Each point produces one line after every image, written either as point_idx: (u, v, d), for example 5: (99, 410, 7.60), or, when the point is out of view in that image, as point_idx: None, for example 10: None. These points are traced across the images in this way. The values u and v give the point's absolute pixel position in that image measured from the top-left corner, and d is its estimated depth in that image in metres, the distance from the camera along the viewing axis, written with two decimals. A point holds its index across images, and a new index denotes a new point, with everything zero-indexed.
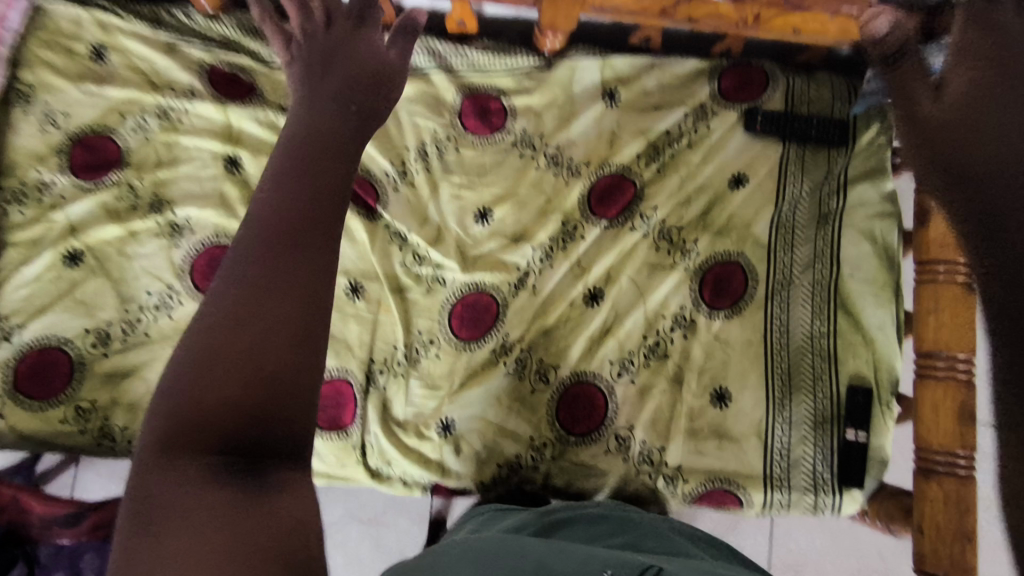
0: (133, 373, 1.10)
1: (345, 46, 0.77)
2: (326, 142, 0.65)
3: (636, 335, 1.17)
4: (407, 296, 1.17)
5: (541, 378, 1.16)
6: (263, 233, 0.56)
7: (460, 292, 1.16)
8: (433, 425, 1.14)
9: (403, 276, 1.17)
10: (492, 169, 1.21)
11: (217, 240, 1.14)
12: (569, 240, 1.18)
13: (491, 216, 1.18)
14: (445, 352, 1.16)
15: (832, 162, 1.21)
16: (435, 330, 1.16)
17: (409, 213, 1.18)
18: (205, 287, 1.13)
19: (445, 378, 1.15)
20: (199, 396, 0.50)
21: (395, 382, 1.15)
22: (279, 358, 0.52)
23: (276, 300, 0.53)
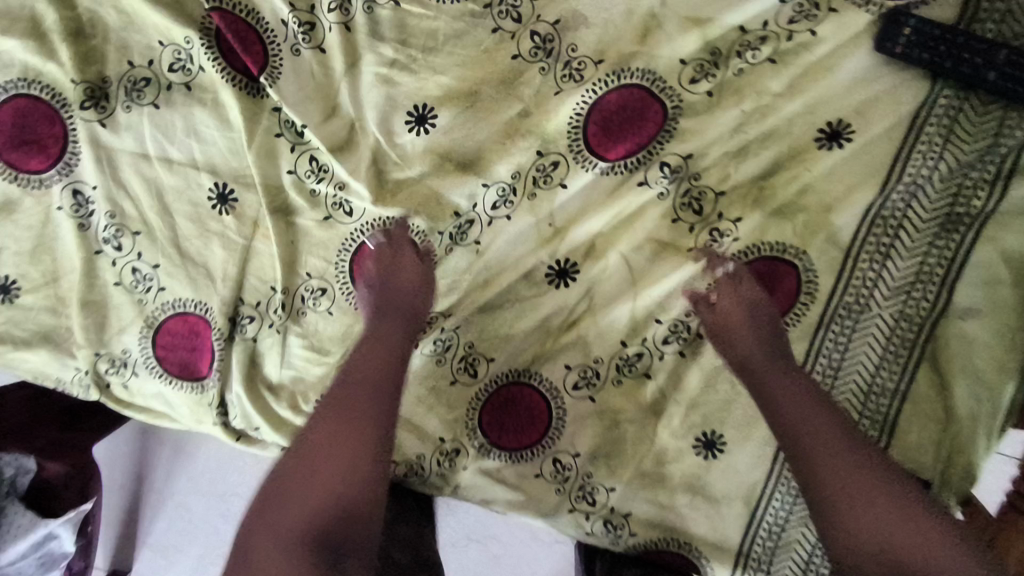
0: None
1: (385, 276, 0.75)
2: (399, 309, 0.74)
3: (611, 340, 0.80)
4: (296, 220, 0.83)
5: (466, 369, 0.83)
6: (345, 378, 0.67)
7: (372, 227, 0.81)
8: (311, 402, 0.84)
9: (293, 192, 0.81)
10: (444, 42, 0.77)
11: (28, 90, 0.78)
12: (540, 182, 0.79)
13: (431, 123, 0.78)
14: (341, 310, 0.83)
15: (1007, 129, 0.71)
16: (329, 276, 0.83)
17: (312, 94, 0.79)
18: (11, 158, 0.79)
19: (335, 342, 0.83)
20: (299, 515, 0.58)
21: (268, 335, 0.84)
22: (336, 487, 0.59)
23: (343, 442, 0.62)
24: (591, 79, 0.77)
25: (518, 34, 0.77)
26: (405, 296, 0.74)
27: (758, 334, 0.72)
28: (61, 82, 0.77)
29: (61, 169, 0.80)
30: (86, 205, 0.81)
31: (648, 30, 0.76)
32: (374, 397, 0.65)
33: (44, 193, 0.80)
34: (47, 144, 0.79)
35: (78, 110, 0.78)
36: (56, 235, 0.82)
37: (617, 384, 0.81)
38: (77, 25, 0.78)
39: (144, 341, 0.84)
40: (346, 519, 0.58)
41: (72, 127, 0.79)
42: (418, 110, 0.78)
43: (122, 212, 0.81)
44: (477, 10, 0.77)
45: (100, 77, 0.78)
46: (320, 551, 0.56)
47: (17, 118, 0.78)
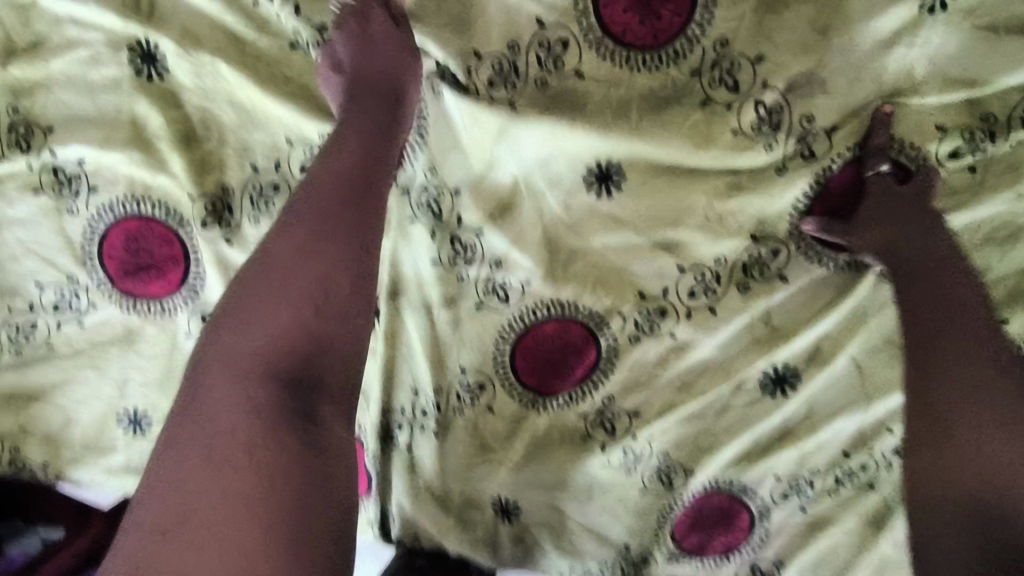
0: (36, 395, 0.73)
1: (342, 90, 0.61)
2: (376, 100, 0.61)
3: (831, 451, 0.73)
4: (459, 325, 0.75)
5: (659, 479, 0.78)
6: (305, 190, 0.57)
7: (532, 312, 0.73)
8: (481, 506, 0.82)
9: (444, 281, 0.73)
10: (636, 116, 0.64)
11: (138, 209, 0.64)
12: (752, 271, 0.68)
13: (619, 180, 0.67)
14: (503, 402, 0.77)
15: None
16: (487, 370, 0.76)
17: (480, 191, 0.69)
18: (129, 286, 0.67)
19: (499, 440, 0.79)
20: (235, 357, 0.51)
21: (423, 440, 0.79)
22: (278, 330, 0.52)
23: (305, 261, 0.54)
24: (822, 159, 0.63)
25: (737, 104, 0.62)
26: (374, 87, 0.61)
27: (908, 223, 0.61)
28: (178, 197, 0.64)
29: (188, 293, 0.67)
30: None
31: (897, 94, 0.61)
32: (345, 217, 0.56)
33: (170, 320, 0.69)
34: (167, 268, 0.66)
35: (202, 228, 0.64)
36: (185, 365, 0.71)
37: (831, 496, 0.76)
38: (188, 128, 0.63)
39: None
40: (312, 364, 0.52)
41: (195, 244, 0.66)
42: (602, 167, 0.66)
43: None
44: (675, 74, 0.62)
45: (219, 185, 0.65)
46: (283, 398, 0.51)
47: (131, 242, 0.65)
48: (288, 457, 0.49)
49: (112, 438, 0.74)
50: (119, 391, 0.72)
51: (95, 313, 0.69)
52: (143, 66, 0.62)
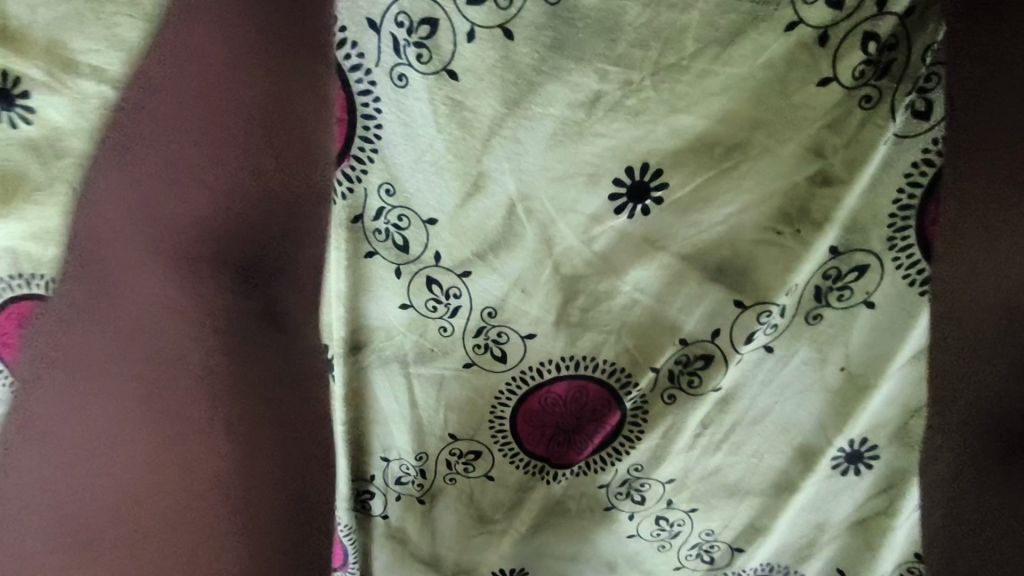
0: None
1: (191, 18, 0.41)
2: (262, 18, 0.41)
3: (908, 540, 0.61)
4: (444, 384, 0.61)
5: (701, 555, 0.66)
6: (195, 103, 0.42)
7: (541, 374, 0.59)
8: None
9: (429, 335, 0.59)
10: (667, 107, 0.50)
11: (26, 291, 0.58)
12: (829, 298, 0.54)
13: (661, 191, 0.52)
14: (504, 471, 0.64)
15: None
16: (485, 436, 0.63)
17: (460, 225, 0.55)
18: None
19: (502, 515, 0.67)
20: (166, 205, 0.43)
21: (410, 509, 0.68)
22: (193, 211, 0.43)
23: (198, 68, 0.41)
24: (918, 137, 0.49)
25: (836, 39, 0.47)
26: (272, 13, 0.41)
27: None
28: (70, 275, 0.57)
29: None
30: None
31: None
32: (238, 39, 0.41)
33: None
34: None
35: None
36: None
37: None
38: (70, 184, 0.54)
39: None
40: (237, 237, 0.44)
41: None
42: (637, 176, 0.52)
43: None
44: (726, 46, 0.47)
45: None
46: (240, 310, 0.46)
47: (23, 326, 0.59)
48: (217, 374, 0.47)
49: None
50: None
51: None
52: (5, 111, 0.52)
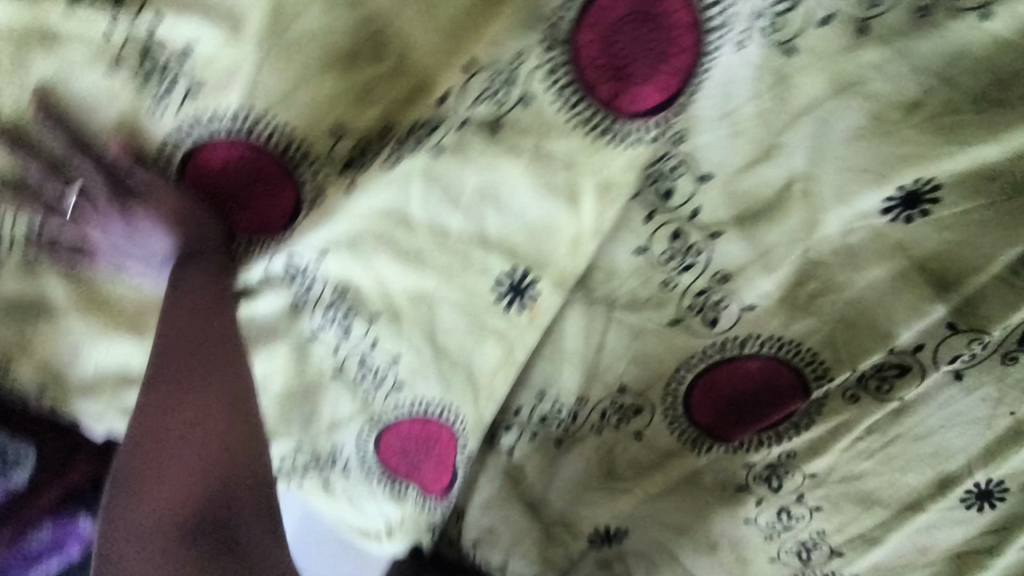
0: (85, 309, 0.61)
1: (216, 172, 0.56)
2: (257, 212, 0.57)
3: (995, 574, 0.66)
4: (637, 334, 0.60)
5: (800, 553, 0.69)
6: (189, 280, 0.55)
7: (737, 347, 0.61)
8: (584, 532, 0.71)
9: (650, 282, 0.58)
10: (974, 132, 0.52)
11: (255, 133, 0.54)
12: None
13: (930, 206, 0.54)
14: (655, 433, 0.64)
15: None
16: (654, 395, 0.63)
17: (735, 187, 0.56)
18: (200, 215, 0.57)
19: (631, 472, 0.67)
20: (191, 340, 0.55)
21: (537, 451, 0.67)
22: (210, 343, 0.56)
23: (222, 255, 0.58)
24: None
25: None
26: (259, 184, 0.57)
27: None
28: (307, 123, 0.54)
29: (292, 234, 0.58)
30: (300, 279, 0.61)
31: None
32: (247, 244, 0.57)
33: (242, 265, 0.60)
34: (265, 212, 0.58)
35: (340, 171, 0.56)
36: (251, 312, 0.62)
37: None
38: (355, 38, 0.51)
39: (367, 437, 0.69)
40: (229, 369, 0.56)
41: (311, 198, 0.57)
42: (917, 188, 0.53)
43: (360, 291, 0.62)
44: None
45: (373, 111, 0.54)
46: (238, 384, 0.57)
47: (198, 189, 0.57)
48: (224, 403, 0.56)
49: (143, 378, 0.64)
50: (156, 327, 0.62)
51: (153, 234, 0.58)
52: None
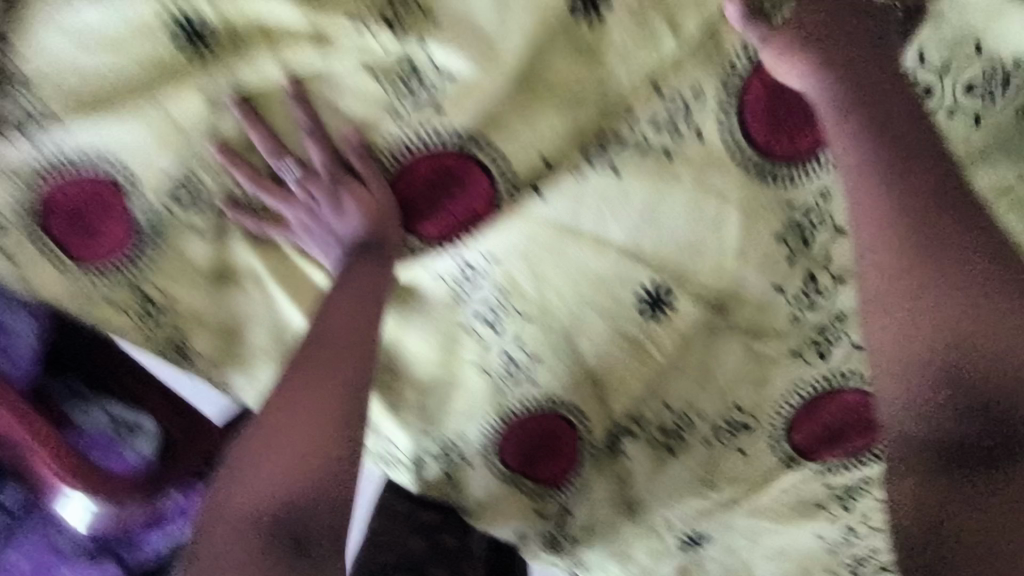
0: (264, 275, 0.66)
1: (406, 173, 0.62)
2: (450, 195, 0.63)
3: None
4: (761, 358, 0.70)
5: (855, 566, 0.77)
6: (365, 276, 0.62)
7: (839, 380, 0.71)
8: (676, 535, 0.77)
9: (781, 316, 0.68)
10: None
11: (470, 143, 0.61)
12: None
13: None
14: (756, 449, 0.73)
15: None
16: (763, 414, 0.72)
17: None
18: (399, 203, 0.63)
19: (729, 485, 0.75)
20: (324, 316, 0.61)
21: (649, 457, 0.75)
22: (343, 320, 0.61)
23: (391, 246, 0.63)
24: None
25: None
26: (446, 179, 0.62)
27: None
28: (519, 141, 0.61)
29: (472, 236, 0.64)
30: (470, 273, 0.66)
31: None
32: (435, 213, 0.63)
33: (419, 256, 0.65)
34: (454, 211, 0.63)
35: (533, 189, 0.62)
36: (416, 297, 0.68)
37: None
38: (579, 79, 0.60)
39: (490, 431, 0.74)
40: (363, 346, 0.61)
41: (497, 198, 0.63)
42: None
43: (519, 291, 0.67)
44: None
45: (577, 139, 0.62)
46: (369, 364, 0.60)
47: (406, 184, 0.62)
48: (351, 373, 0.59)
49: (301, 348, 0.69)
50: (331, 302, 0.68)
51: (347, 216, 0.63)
52: (582, 5, 0.57)
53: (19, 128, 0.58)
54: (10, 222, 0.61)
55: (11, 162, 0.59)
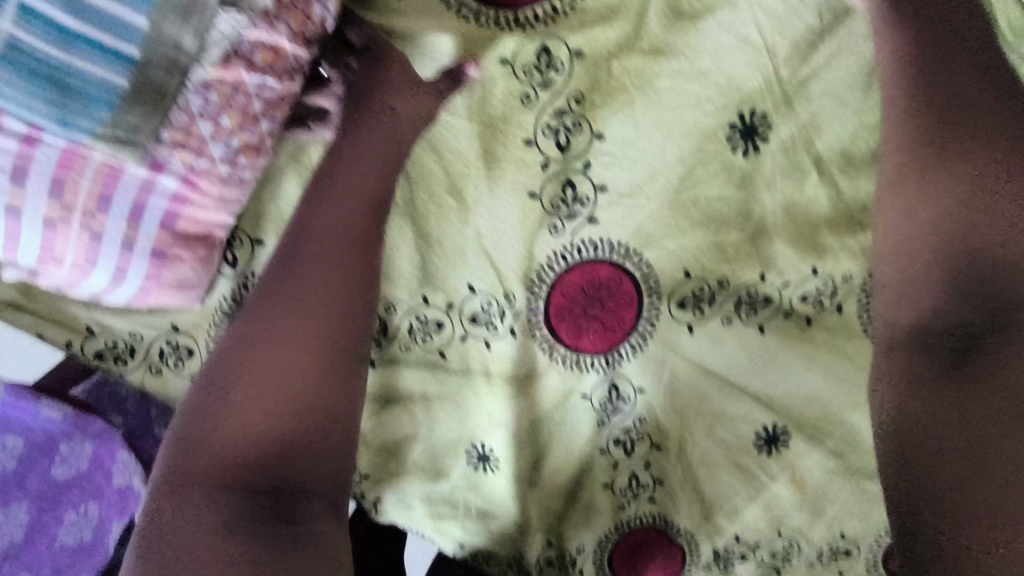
0: (426, 401, 0.70)
1: (575, 296, 0.67)
2: (612, 313, 0.68)
3: None
4: (866, 487, 0.75)
5: None
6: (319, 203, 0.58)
7: None
8: None
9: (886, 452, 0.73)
10: None
11: (621, 261, 0.66)
12: None
13: None
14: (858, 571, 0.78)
15: None
16: (864, 537, 0.76)
17: None
18: (560, 327, 0.68)
19: None
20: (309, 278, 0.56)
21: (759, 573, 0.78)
22: (330, 286, 0.57)
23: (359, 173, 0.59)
24: None
25: None
26: (610, 300, 0.68)
27: None
28: (671, 273, 0.67)
29: (626, 347, 0.70)
30: (613, 399, 0.72)
31: None
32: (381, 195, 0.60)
33: (576, 376, 0.70)
34: (609, 328, 0.68)
35: (674, 304, 0.69)
36: (564, 418, 0.73)
37: None
38: (730, 212, 0.65)
39: (604, 543, 0.76)
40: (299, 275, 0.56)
41: (645, 321, 0.69)
42: None
43: (656, 420, 0.74)
44: None
45: (721, 278, 0.68)
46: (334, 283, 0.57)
47: (573, 304, 0.68)
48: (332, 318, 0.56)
49: (455, 466, 0.72)
50: (487, 425, 0.72)
51: (513, 342, 0.68)
52: (741, 139, 0.62)
53: (228, 275, 0.62)
54: (199, 355, 0.65)
55: (212, 304, 0.63)
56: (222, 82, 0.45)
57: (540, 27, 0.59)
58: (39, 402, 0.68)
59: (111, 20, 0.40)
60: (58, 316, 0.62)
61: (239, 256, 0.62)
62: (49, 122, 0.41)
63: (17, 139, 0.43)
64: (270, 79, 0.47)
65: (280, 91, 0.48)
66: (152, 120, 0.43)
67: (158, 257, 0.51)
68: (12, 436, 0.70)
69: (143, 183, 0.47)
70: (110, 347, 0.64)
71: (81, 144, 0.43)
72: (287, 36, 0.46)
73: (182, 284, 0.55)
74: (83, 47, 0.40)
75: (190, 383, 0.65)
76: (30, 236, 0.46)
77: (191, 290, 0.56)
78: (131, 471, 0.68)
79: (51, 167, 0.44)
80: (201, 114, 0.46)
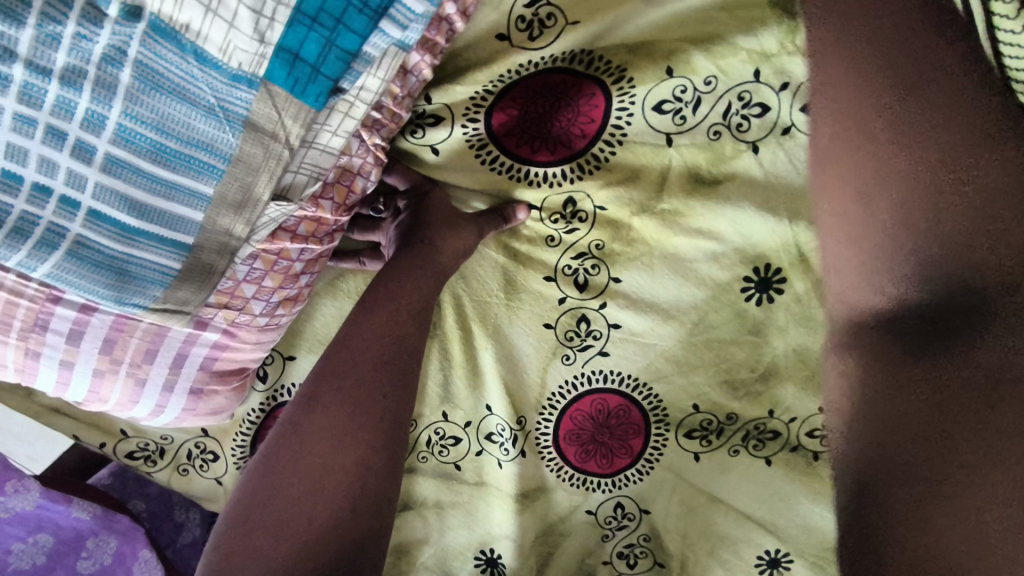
0: (437, 507, 0.72)
1: (586, 421, 0.68)
2: (621, 441, 0.68)
3: None
4: None
5: None
6: (371, 302, 0.59)
7: None
8: None
9: None
10: None
11: (629, 391, 0.67)
12: None
13: None
14: None
15: None
16: None
17: None
18: (568, 449, 0.69)
19: None
20: (363, 368, 0.57)
21: None
22: (382, 378, 0.57)
23: (403, 280, 0.60)
24: None
25: None
26: (620, 429, 0.67)
27: None
28: (679, 405, 0.66)
29: (632, 472, 0.68)
30: (619, 518, 0.69)
31: None
32: (417, 300, 0.60)
33: (583, 494, 0.69)
34: (616, 453, 0.68)
35: (681, 435, 0.67)
36: (566, 533, 0.71)
37: None
38: (743, 351, 0.64)
39: None
40: (353, 366, 0.57)
41: (656, 451, 0.68)
42: None
43: (662, 542, 0.69)
44: None
45: (727, 413, 0.65)
46: (387, 375, 0.57)
47: (582, 427, 0.68)
48: (384, 411, 0.57)
49: (463, 568, 0.72)
50: (491, 532, 0.71)
51: (521, 463, 0.69)
52: (755, 291, 0.62)
53: (260, 387, 0.65)
54: (222, 458, 0.66)
55: (239, 414, 0.65)
56: (267, 251, 0.49)
57: (568, 184, 0.62)
58: (70, 502, 0.70)
59: (171, 215, 0.43)
60: (95, 420, 0.65)
61: (269, 374, 0.65)
62: (106, 301, 0.44)
63: (77, 307, 0.47)
64: (311, 244, 0.50)
65: (320, 251, 0.52)
66: (199, 293, 0.47)
67: (194, 393, 0.53)
68: (45, 532, 0.70)
69: (187, 337, 0.51)
70: (141, 448, 0.67)
71: (132, 314, 0.46)
72: (330, 209, 0.49)
73: (215, 412, 0.56)
74: (145, 239, 0.43)
75: (213, 483, 0.67)
76: (78, 382, 0.50)
77: (223, 413, 0.58)
78: (153, 569, 0.71)
79: (104, 330, 0.48)
80: (245, 279, 0.49)
